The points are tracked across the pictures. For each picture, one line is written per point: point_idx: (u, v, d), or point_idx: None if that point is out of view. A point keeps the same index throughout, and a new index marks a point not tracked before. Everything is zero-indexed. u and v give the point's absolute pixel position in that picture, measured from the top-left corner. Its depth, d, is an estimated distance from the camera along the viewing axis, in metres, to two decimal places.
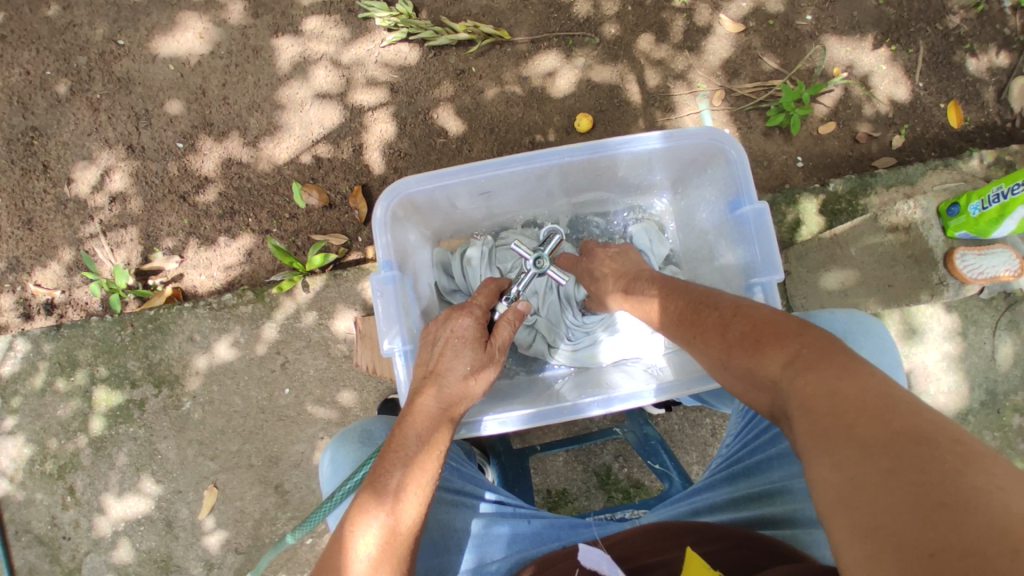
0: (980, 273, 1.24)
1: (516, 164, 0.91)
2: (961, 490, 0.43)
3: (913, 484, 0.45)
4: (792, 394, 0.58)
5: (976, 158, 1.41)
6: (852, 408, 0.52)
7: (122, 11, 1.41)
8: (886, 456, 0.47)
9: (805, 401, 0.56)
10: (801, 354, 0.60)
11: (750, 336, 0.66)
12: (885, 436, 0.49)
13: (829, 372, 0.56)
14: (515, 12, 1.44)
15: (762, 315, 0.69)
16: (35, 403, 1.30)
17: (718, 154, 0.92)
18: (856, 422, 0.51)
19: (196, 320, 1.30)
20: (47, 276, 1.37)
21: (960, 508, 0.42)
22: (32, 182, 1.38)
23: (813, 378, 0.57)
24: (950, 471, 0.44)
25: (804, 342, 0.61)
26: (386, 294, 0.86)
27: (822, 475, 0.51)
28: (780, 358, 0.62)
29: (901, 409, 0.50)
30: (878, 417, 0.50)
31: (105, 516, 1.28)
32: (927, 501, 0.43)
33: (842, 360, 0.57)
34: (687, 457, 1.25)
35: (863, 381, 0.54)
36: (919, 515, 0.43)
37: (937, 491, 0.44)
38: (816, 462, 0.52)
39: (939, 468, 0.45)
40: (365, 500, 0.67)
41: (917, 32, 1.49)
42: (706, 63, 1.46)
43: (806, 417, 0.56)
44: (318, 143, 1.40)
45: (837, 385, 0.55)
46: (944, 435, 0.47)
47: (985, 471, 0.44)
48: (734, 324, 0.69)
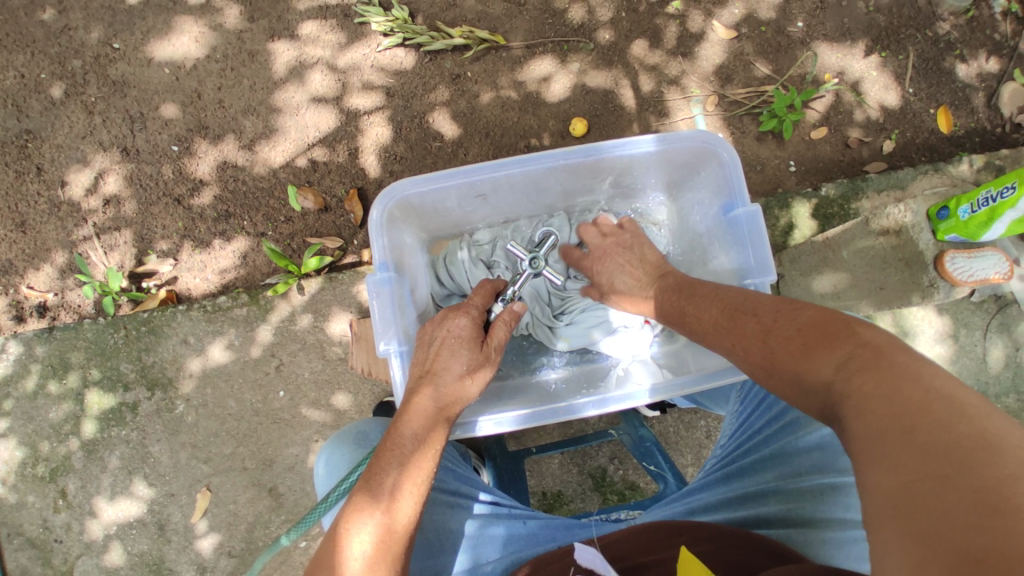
0: (970, 274, 1.27)
1: (512, 167, 0.92)
2: (1023, 501, 0.41)
3: (970, 492, 0.43)
4: (843, 396, 0.56)
5: (965, 163, 1.43)
6: (908, 410, 0.50)
7: (118, 14, 1.41)
8: (943, 462, 0.45)
9: (858, 402, 0.54)
10: (853, 355, 0.58)
11: (797, 338, 0.64)
12: (943, 441, 0.46)
13: (883, 374, 0.54)
14: (511, 17, 1.45)
15: (809, 315, 0.66)
16: (27, 406, 1.29)
17: (712, 156, 0.93)
18: (914, 426, 0.49)
19: (190, 323, 1.30)
20: (40, 278, 1.36)
21: (1019, 519, 0.40)
22: (26, 184, 1.38)
23: (866, 379, 0.55)
24: (1016, 481, 0.42)
25: (856, 342, 0.58)
26: (382, 296, 0.86)
27: (871, 477, 0.49)
28: (829, 360, 0.59)
29: (965, 413, 0.48)
30: (937, 419, 0.48)
31: (96, 520, 1.27)
32: (985, 509, 0.42)
33: (898, 360, 0.54)
34: (682, 459, 1.25)
35: (922, 382, 0.51)
36: (979, 522, 0.41)
37: (997, 501, 0.42)
38: (865, 463, 0.51)
39: (1000, 478, 0.43)
40: (360, 499, 0.66)
41: (907, 38, 1.52)
42: (699, 69, 1.48)
43: (858, 417, 0.53)
44: (314, 146, 1.40)
45: (893, 387, 0.52)
46: (1009, 443, 0.45)
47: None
48: (780, 326, 0.67)
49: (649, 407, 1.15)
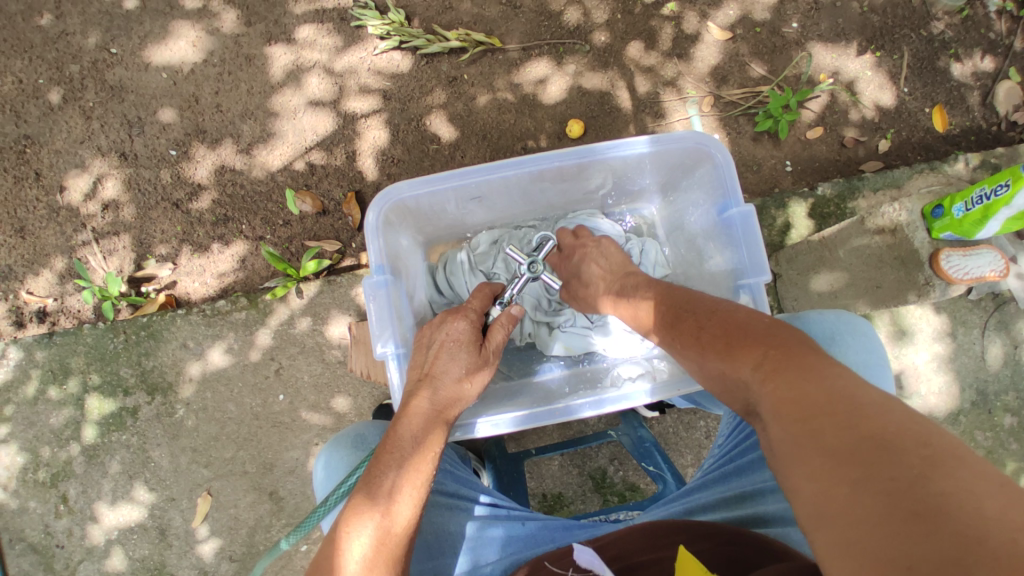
0: (965, 273, 1.25)
1: (506, 168, 0.92)
2: (932, 497, 0.42)
3: (884, 492, 0.44)
4: (761, 400, 0.58)
5: (961, 162, 1.44)
6: (818, 412, 0.52)
7: (115, 20, 1.41)
8: (856, 464, 0.47)
9: (774, 407, 0.56)
10: (766, 358, 0.60)
11: (721, 339, 0.67)
12: (851, 442, 0.48)
13: (793, 376, 0.56)
14: (507, 20, 1.46)
15: (732, 317, 0.69)
16: (28, 412, 1.29)
17: (705, 157, 0.94)
18: (823, 428, 0.50)
19: (190, 327, 1.30)
20: (39, 284, 1.37)
21: (932, 515, 0.41)
22: (25, 190, 1.38)
23: (779, 383, 0.57)
24: (922, 478, 0.44)
25: (768, 346, 0.61)
26: (379, 298, 0.86)
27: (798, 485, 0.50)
28: (747, 361, 0.62)
29: (869, 411, 0.50)
30: (843, 420, 0.50)
31: (97, 526, 1.27)
32: (899, 508, 0.43)
33: (806, 362, 0.57)
34: (681, 460, 1.26)
35: (826, 383, 0.54)
36: (894, 525, 0.42)
37: (908, 499, 0.43)
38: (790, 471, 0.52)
39: (908, 476, 0.44)
40: (359, 502, 0.67)
41: (901, 38, 1.52)
42: (695, 70, 1.49)
43: (777, 423, 0.55)
44: (312, 149, 1.41)
45: (804, 390, 0.54)
46: (915, 441, 0.46)
47: (955, 475, 0.43)
48: (707, 328, 0.70)
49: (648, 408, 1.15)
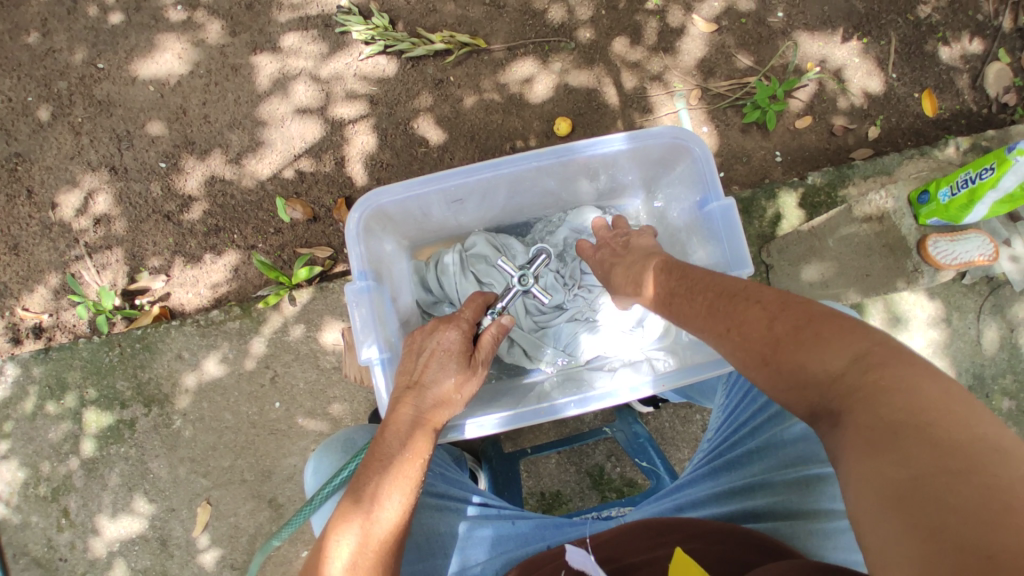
0: (953, 258, 1.23)
1: (485, 170, 0.92)
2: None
3: (985, 494, 0.41)
4: (851, 388, 0.52)
5: (951, 146, 1.44)
6: (930, 408, 0.47)
7: (101, 34, 1.42)
8: (955, 457, 0.44)
9: (870, 396, 0.50)
10: (869, 352, 0.53)
11: (806, 328, 0.59)
12: (957, 438, 0.44)
13: (898, 371, 0.50)
14: (491, 20, 1.46)
15: (814, 304, 0.61)
16: (27, 427, 1.30)
17: (684, 151, 0.94)
18: (932, 423, 0.46)
19: (184, 338, 1.31)
20: (35, 300, 1.38)
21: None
22: (17, 208, 1.39)
23: (882, 374, 0.51)
24: (1021, 480, 0.41)
25: (875, 341, 0.54)
26: (362, 304, 0.86)
27: (876, 471, 0.47)
28: (840, 351, 0.55)
29: (977, 413, 0.46)
30: (958, 418, 0.45)
31: (99, 538, 1.28)
32: (995, 508, 0.40)
33: (910, 361, 0.51)
34: (678, 454, 1.26)
35: (941, 380, 0.48)
36: (984, 518, 0.40)
37: (1005, 496, 0.41)
38: (871, 458, 0.48)
39: (1009, 475, 0.42)
40: (346, 509, 0.68)
41: (889, 24, 1.52)
42: (681, 64, 1.48)
43: (869, 413, 0.50)
44: (301, 157, 1.41)
45: (913, 384, 0.49)
46: (1015, 443, 0.44)
47: None
48: (788, 313, 0.61)
49: (643, 404, 1.16)
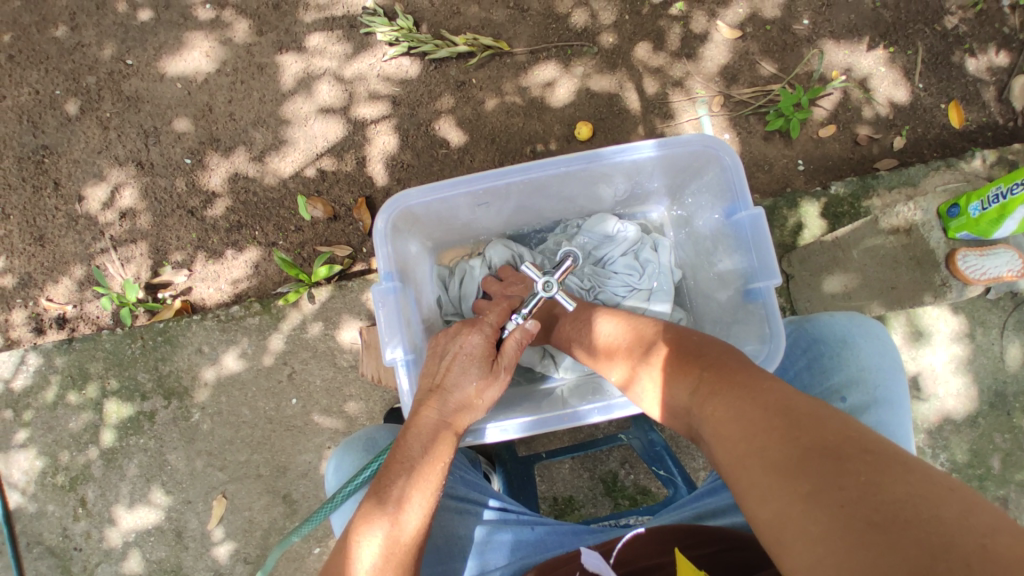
0: (983, 273, 1.23)
1: (513, 174, 0.92)
2: (884, 505, 0.45)
3: (835, 507, 0.46)
4: (702, 420, 0.63)
5: (978, 159, 1.41)
6: (765, 428, 0.55)
7: (131, 31, 1.45)
8: (802, 479, 0.49)
9: (719, 421, 0.60)
10: (703, 381, 0.65)
11: (661, 366, 0.73)
12: (795, 454, 0.51)
13: (730, 391, 0.61)
14: (514, 23, 1.46)
15: (668, 341, 0.76)
16: (47, 416, 1.32)
17: (713, 160, 0.93)
18: (769, 443, 0.53)
19: (205, 332, 1.32)
20: (59, 291, 1.40)
21: (887, 524, 0.44)
22: (44, 200, 1.42)
23: (717, 403, 0.61)
24: (869, 485, 0.46)
25: (704, 368, 0.67)
26: (388, 304, 0.87)
27: (755, 513, 0.52)
28: (688, 387, 0.67)
29: (806, 423, 0.53)
30: (786, 433, 0.53)
31: (115, 528, 1.30)
32: (850, 522, 0.45)
33: (743, 385, 0.61)
34: (693, 463, 1.25)
35: (765, 397, 0.58)
36: (848, 538, 0.44)
37: (864, 509, 0.45)
38: (747, 502, 0.53)
39: (853, 483, 0.47)
40: (369, 510, 0.69)
41: (916, 33, 1.50)
42: (704, 70, 1.48)
43: (725, 448, 0.58)
44: (323, 156, 1.42)
45: (747, 401, 0.59)
46: (853, 444, 0.50)
47: (894, 477, 0.46)
48: (648, 359, 0.76)
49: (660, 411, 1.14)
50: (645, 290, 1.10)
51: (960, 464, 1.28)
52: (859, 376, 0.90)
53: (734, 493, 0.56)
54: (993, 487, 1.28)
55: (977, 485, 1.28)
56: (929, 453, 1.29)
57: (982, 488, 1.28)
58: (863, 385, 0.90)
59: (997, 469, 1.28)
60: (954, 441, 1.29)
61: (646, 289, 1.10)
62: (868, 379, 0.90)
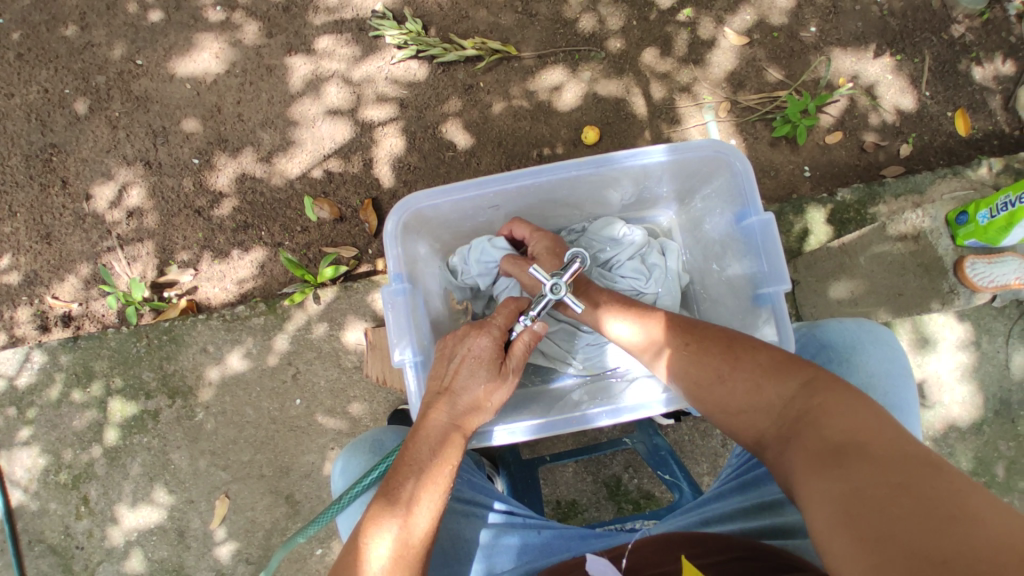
0: (991, 281, 1.21)
1: (524, 178, 0.93)
2: (968, 511, 0.48)
3: (926, 499, 0.49)
4: (794, 406, 0.65)
5: (984, 166, 1.41)
6: (870, 429, 0.57)
7: (140, 31, 1.46)
8: (898, 473, 0.52)
9: (820, 413, 0.62)
10: (815, 377, 0.66)
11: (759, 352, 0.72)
12: (898, 455, 0.54)
13: (839, 394, 0.63)
14: (522, 28, 1.47)
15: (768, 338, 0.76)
16: (51, 414, 1.32)
17: (724, 165, 0.93)
18: (874, 439, 0.56)
19: (210, 332, 1.33)
20: (65, 289, 1.40)
21: (966, 523, 0.47)
22: (51, 198, 1.42)
23: (828, 397, 0.63)
24: (958, 492, 0.49)
25: (818, 367, 0.68)
26: (397, 307, 0.87)
27: (829, 488, 0.55)
28: (794, 375, 0.67)
29: (910, 436, 0.56)
30: (891, 438, 0.56)
31: (117, 527, 1.29)
32: (937, 512, 0.48)
33: (854, 392, 0.63)
34: (697, 468, 1.24)
35: (872, 406, 0.60)
36: (931, 523, 0.47)
37: (948, 507, 0.48)
38: (824, 479, 0.56)
39: (947, 487, 0.50)
40: (378, 512, 0.68)
41: (922, 42, 1.50)
42: (711, 76, 1.48)
43: (820, 434, 0.60)
44: (330, 157, 1.43)
45: (853, 405, 0.61)
46: (948, 464, 0.53)
47: (983, 496, 0.49)
48: (743, 340, 0.75)
49: (664, 415, 1.14)
50: (651, 295, 1.10)
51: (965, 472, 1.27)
52: (868, 383, 0.89)
53: (811, 471, 0.58)
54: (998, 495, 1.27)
55: None
56: None
57: None
58: (872, 393, 0.89)
59: (1002, 477, 1.27)
60: (960, 449, 1.28)
61: (651, 294, 1.10)
62: (876, 386, 0.89)
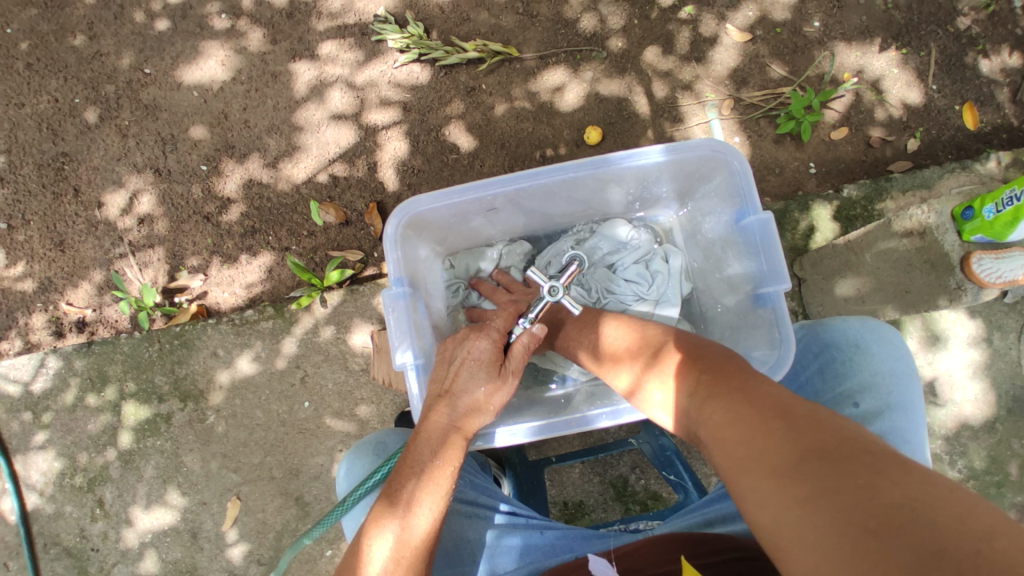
0: (997, 277, 1.21)
1: (522, 180, 0.93)
2: (884, 509, 0.43)
3: (833, 508, 0.45)
4: (707, 430, 0.62)
5: (993, 160, 1.39)
6: (767, 433, 0.54)
7: (148, 41, 1.48)
8: (801, 482, 0.48)
9: (722, 430, 0.59)
10: (707, 387, 0.65)
11: (666, 379, 0.72)
12: (795, 459, 0.50)
13: (733, 400, 0.61)
14: (524, 29, 1.47)
15: (674, 354, 0.75)
16: (67, 418, 1.35)
17: (722, 164, 0.93)
18: (769, 447, 0.53)
19: (220, 336, 1.35)
20: (78, 295, 1.43)
21: (884, 528, 0.42)
22: (64, 206, 1.45)
23: (720, 411, 0.61)
24: (870, 488, 0.45)
25: (710, 376, 0.66)
26: (398, 309, 0.88)
27: (756, 516, 0.52)
28: (694, 395, 0.66)
29: (807, 429, 0.52)
30: (786, 439, 0.52)
31: (132, 528, 1.32)
32: (850, 524, 0.44)
33: (744, 392, 0.61)
34: (704, 468, 1.24)
35: (766, 405, 0.58)
36: (844, 540, 0.43)
37: (860, 513, 0.44)
38: (749, 506, 0.53)
39: (856, 485, 0.46)
40: (381, 513, 0.70)
41: (928, 35, 1.48)
42: (714, 73, 1.47)
43: (727, 452, 0.58)
44: (335, 162, 1.44)
45: (746, 411, 0.58)
46: (856, 449, 0.49)
47: (900, 482, 0.44)
48: (654, 369, 0.76)
49: None
50: (652, 300, 1.10)
51: (976, 470, 1.26)
52: (872, 382, 0.89)
53: (738, 498, 0.55)
54: (1011, 493, 1.25)
55: (994, 492, 1.25)
56: (946, 459, 1.27)
57: (998, 494, 1.25)
58: (876, 392, 0.89)
59: (1015, 475, 1.26)
60: (971, 446, 1.27)
61: (653, 299, 1.10)
62: (880, 385, 0.89)
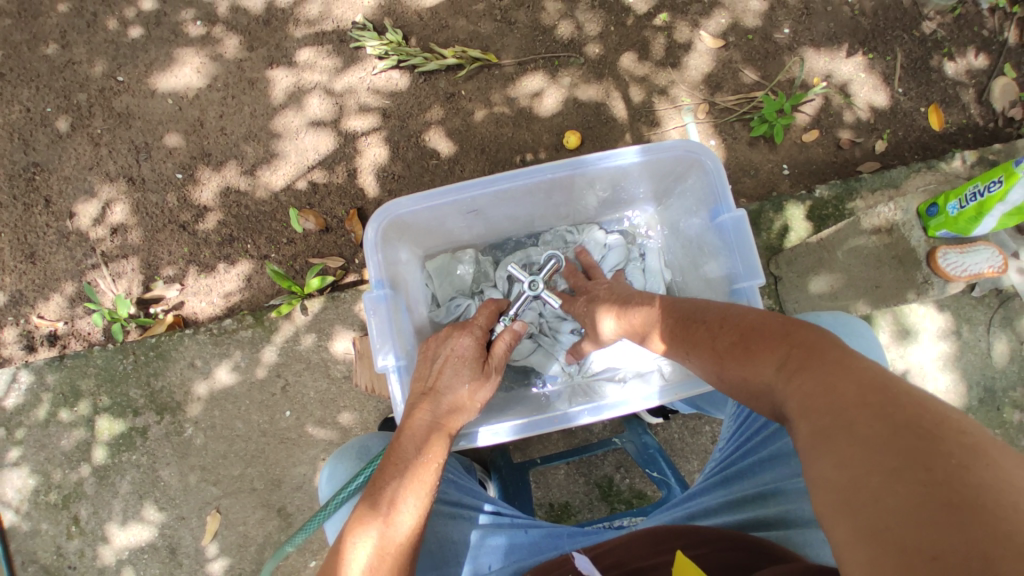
0: (963, 270, 1.27)
1: (501, 181, 0.94)
2: (969, 489, 0.41)
3: (916, 483, 0.43)
4: (786, 399, 0.56)
5: (958, 159, 1.45)
6: (856, 404, 0.49)
7: (122, 48, 1.46)
8: (891, 456, 0.45)
9: (805, 396, 0.54)
10: (792, 356, 0.58)
11: (739, 343, 0.64)
12: (885, 432, 0.46)
13: (820, 371, 0.54)
14: (502, 36, 1.49)
15: (749, 318, 0.67)
16: (39, 434, 1.31)
17: (696, 164, 0.95)
18: (857, 419, 0.48)
19: (197, 346, 1.32)
20: (50, 308, 1.40)
21: (967, 506, 0.40)
22: (35, 217, 1.42)
23: (806, 380, 0.55)
24: (960, 468, 0.42)
25: (795, 345, 0.59)
26: (379, 312, 0.88)
27: (823, 475, 0.49)
28: (772, 361, 0.60)
29: (903, 404, 0.48)
30: (877, 411, 0.48)
31: (108, 546, 1.28)
32: (933, 499, 0.41)
33: (835, 361, 0.55)
34: (688, 466, 1.26)
35: (857, 376, 0.52)
36: (925, 513, 0.41)
37: (945, 488, 0.41)
38: (819, 467, 0.49)
39: (946, 465, 0.42)
40: (363, 512, 0.69)
41: (894, 40, 1.54)
42: (688, 78, 1.51)
43: (808, 418, 0.53)
44: (314, 168, 1.43)
45: (838, 382, 0.52)
46: (952, 428, 0.45)
47: (994, 467, 0.42)
48: (724, 331, 0.68)
49: (652, 414, 1.15)
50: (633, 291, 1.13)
51: None
52: None
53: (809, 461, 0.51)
54: None
55: None
56: None
57: None
58: None
59: None
60: None
61: None
62: None
